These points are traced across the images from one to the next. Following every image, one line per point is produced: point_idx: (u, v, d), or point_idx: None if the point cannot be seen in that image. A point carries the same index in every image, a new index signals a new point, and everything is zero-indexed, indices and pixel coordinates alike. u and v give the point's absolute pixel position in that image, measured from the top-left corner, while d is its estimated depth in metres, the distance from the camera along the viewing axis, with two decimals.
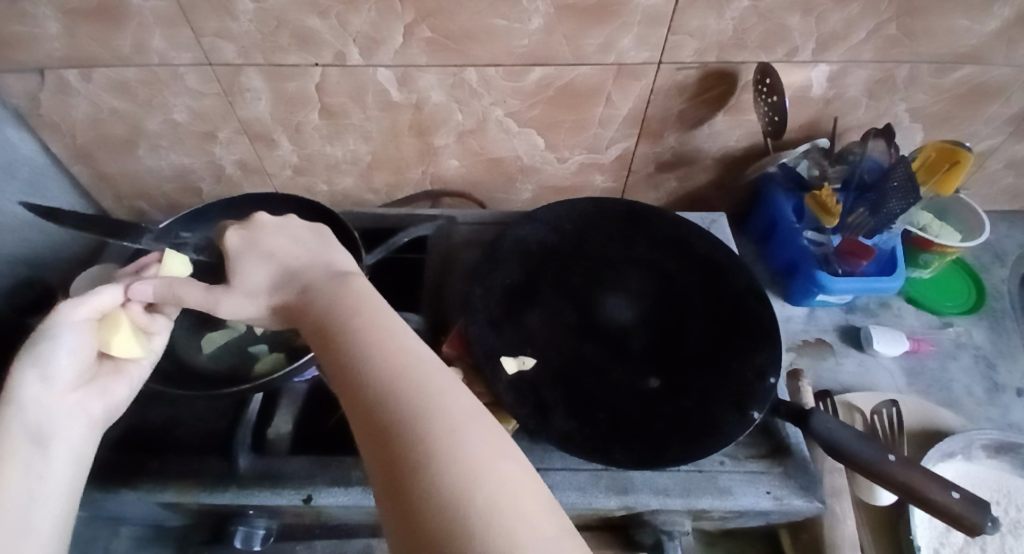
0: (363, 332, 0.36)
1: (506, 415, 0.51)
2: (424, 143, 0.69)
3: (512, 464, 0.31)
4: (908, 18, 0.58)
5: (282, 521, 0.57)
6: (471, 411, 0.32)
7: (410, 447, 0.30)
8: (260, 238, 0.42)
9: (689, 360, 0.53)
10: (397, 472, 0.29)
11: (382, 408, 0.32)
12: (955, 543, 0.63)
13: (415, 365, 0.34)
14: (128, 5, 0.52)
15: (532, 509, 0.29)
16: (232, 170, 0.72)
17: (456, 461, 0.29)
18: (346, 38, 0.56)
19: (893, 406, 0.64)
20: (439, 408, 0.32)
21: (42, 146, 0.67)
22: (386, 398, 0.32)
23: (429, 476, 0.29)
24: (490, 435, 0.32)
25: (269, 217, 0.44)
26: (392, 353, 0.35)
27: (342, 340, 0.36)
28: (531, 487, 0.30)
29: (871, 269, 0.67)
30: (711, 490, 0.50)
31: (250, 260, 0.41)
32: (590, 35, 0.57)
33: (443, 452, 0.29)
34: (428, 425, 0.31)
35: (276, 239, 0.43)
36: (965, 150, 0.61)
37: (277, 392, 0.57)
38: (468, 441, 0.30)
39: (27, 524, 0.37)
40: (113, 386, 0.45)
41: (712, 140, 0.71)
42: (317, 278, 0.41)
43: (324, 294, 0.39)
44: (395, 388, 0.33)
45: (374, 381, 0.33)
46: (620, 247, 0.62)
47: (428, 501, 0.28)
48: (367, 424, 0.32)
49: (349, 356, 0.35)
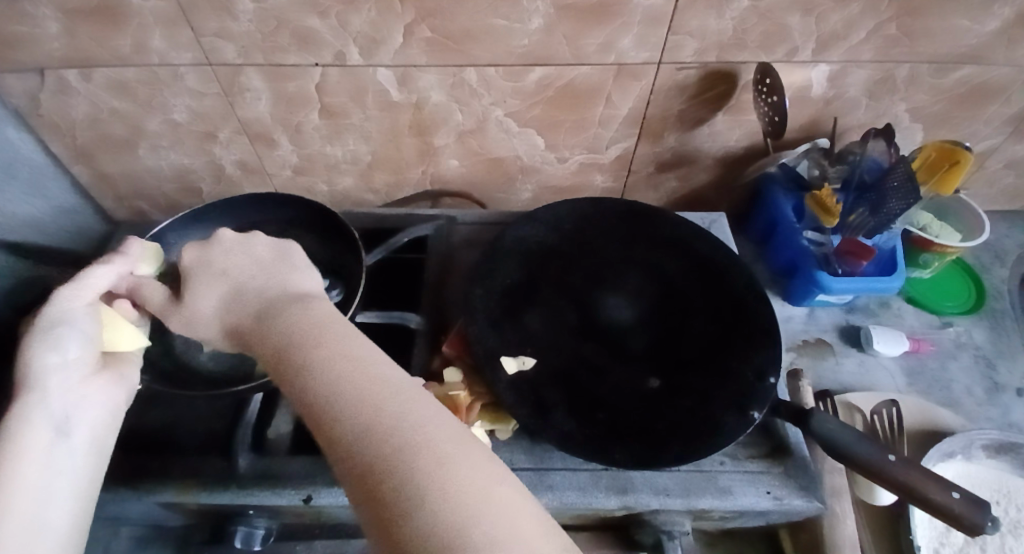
0: (336, 362, 0.36)
1: (506, 416, 0.52)
2: (424, 143, 0.69)
3: (505, 488, 0.31)
4: (908, 18, 0.58)
5: (281, 520, 0.57)
6: (458, 438, 0.32)
7: (399, 481, 0.29)
8: (214, 258, 0.44)
9: (689, 360, 0.53)
10: (388, 506, 0.29)
11: (364, 442, 0.31)
12: (956, 543, 0.63)
13: (394, 394, 0.34)
14: (128, 5, 0.52)
15: (529, 534, 0.29)
16: (232, 170, 0.72)
17: (449, 491, 0.29)
18: (347, 38, 0.56)
19: (893, 405, 0.64)
20: (425, 437, 0.32)
21: (42, 146, 0.67)
22: (367, 431, 0.32)
23: (423, 507, 0.28)
24: (480, 461, 0.32)
25: (232, 235, 0.46)
26: (367, 382, 0.34)
27: (312, 371, 0.35)
28: (525, 508, 0.30)
29: (871, 270, 0.67)
30: (711, 490, 0.50)
31: (204, 279, 0.43)
32: (590, 35, 0.57)
33: (436, 483, 0.29)
34: (416, 456, 0.30)
35: (235, 259, 0.44)
36: (965, 150, 0.61)
37: (277, 392, 0.56)
38: (460, 470, 0.30)
39: (46, 519, 0.36)
40: (126, 372, 0.44)
41: (711, 141, 0.71)
42: (265, 303, 0.41)
43: (286, 316, 0.39)
44: (377, 419, 0.32)
45: (352, 413, 0.33)
46: (619, 248, 0.62)
47: (425, 535, 0.27)
48: (349, 460, 0.31)
49: (321, 388, 0.34)
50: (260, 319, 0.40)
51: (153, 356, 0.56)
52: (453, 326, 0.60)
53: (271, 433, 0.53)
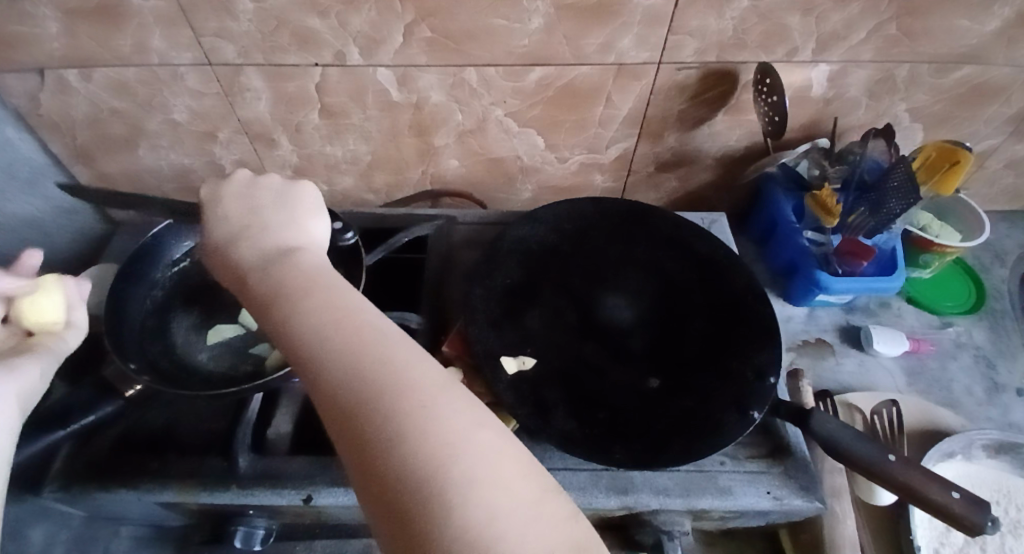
0: (319, 309, 0.35)
1: (506, 415, 0.52)
2: (424, 143, 0.69)
3: (491, 432, 0.31)
4: (908, 18, 0.58)
5: (282, 520, 0.57)
6: (441, 384, 0.32)
7: (380, 428, 0.29)
8: (221, 198, 0.47)
9: (689, 360, 0.53)
10: (369, 451, 0.29)
11: (347, 387, 0.31)
12: (955, 543, 0.63)
13: (377, 340, 0.33)
14: (128, 5, 0.52)
15: (515, 479, 0.29)
16: (232, 170, 0.72)
17: (430, 437, 0.29)
18: (347, 38, 0.56)
19: (893, 405, 0.64)
20: (408, 382, 0.31)
21: (42, 146, 0.67)
22: (350, 376, 0.31)
23: (405, 453, 0.28)
24: (466, 406, 0.31)
25: (239, 191, 0.47)
26: (351, 329, 0.34)
27: (296, 318, 0.35)
28: (513, 453, 0.30)
29: (871, 270, 0.67)
30: (711, 490, 0.50)
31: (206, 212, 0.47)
32: (590, 36, 0.57)
33: (418, 428, 0.29)
34: (399, 403, 0.30)
35: (236, 199, 0.46)
36: (965, 150, 0.61)
37: (277, 392, 0.56)
38: (442, 417, 0.30)
39: None
40: (21, 363, 0.37)
41: (712, 141, 0.72)
42: (259, 247, 0.42)
43: (275, 266, 0.39)
44: (359, 364, 0.32)
45: (333, 359, 0.32)
46: (618, 247, 0.62)
47: (407, 481, 0.28)
48: (331, 406, 0.31)
49: (304, 336, 0.34)
50: (248, 256, 0.42)
51: (154, 355, 0.55)
52: (453, 325, 0.60)
53: (271, 432, 0.53)
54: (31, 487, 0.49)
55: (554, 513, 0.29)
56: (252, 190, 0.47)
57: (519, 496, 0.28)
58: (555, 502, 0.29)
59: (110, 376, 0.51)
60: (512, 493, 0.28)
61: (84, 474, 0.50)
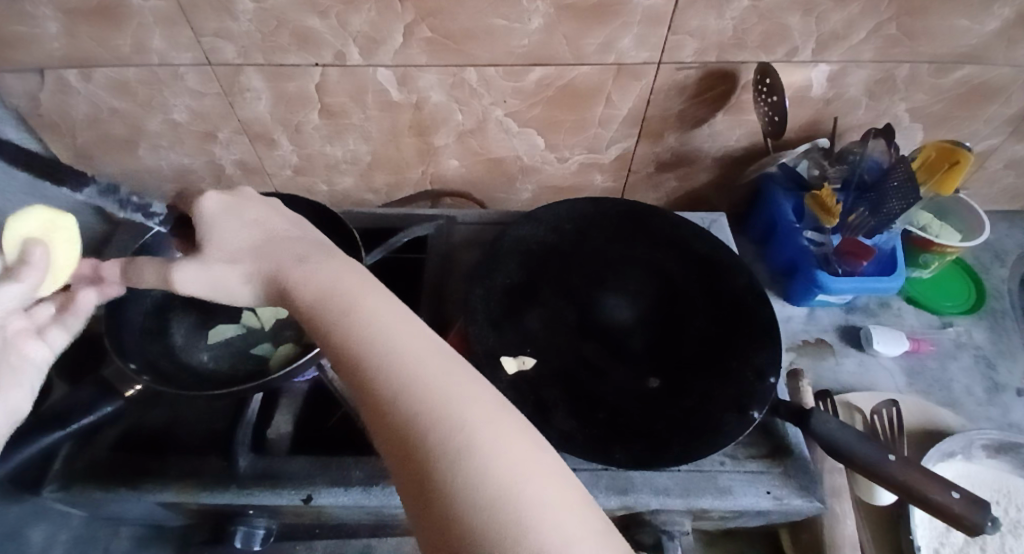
0: (371, 320, 0.35)
1: None
2: (424, 143, 0.69)
3: (544, 453, 0.31)
4: (908, 18, 0.58)
5: (281, 520, 0.57)
6: (495, 405, 0.32)
7: (439, 444, 0.29)
8: (244, 207, 0.41)
9: (689, 360, 0.53)
10: (426, 467, 0.29)
11: (406, 400, 0.31)
12: (955, 543, 0.63)
13: (432, 354, 0.34)
14: (128, 5, 0.52)
15: (570, 505, 0.29)
16: (232, 170, 0.72)
17: (489, 458, 0.29)
18: (347, 38, 0.56)
19: (893, 405, 0.63)
20: (465, 402, 0.31)
21: (43, 146, 0.67)
22: (405, 391, 0.31)
23: (464, 472, 0.28)
24: (521, 429, 0.32)
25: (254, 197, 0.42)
26: (405, 342, 0.34)
27: (347, 328, 0.35)
28: (567, 482, 0.30)
29: (871, 270, 0.67)
30: (711, 490, 0.50)
31: (227, 225, 0.40)
32: (590, 36, 0.57)
33: (478, 447, 0.29)
34: (458, 421, 0.30)
35: (261, 208, 0.42)
36: (965, 150, 0.61)
37: (277, 393, 0.57)
38: (500, 439, 0.30)
39: None
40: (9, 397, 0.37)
41: (712, 141, 0.71)
42: (305, 253, 0.40)
43: (321, 269, 0.38)
44: (416, 377, 0.32)
45: (388, 370, 0.33)
46: (620, 248, 0.62)
47: (467, 502, 0.27)
48: (385, 420, 0.31)
49: (357, 346, 0.34)
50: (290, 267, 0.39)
51: (154, 355, 0.55)
52: (453, 325, 0.60)
53: (271, 433, 0.53)
54: (31, 487, 0.49)
55: (610, 544, 0.28)
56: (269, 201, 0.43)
57: (577, 523, 0.28)
58: (609, 531, 0.29)
59: (110, 375, 0.51)
60: (569, 519, 0.28)
61: (84, 475, 0.49)
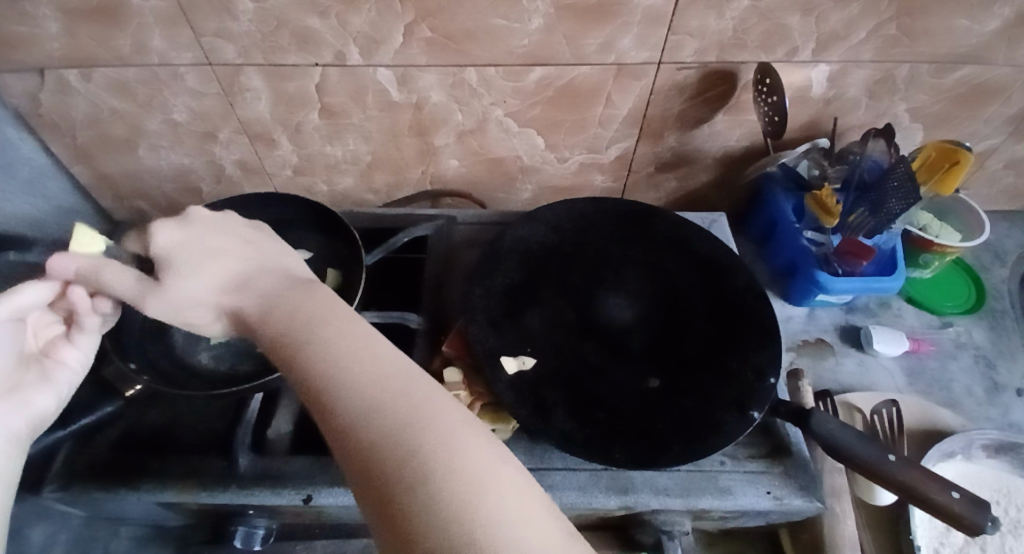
0: (336, 344, 0.35)
1: (506, 415, 0.52)
2: (424, 143, 0.69)
3: (509, 466, 0.31)
4: (907, 18, 0.58)
5: (282, 520, 0.57)
6: (459, 419, 0.32)
7: (401, 463, 0.29)
8: (198, 234, 0.41)
9: (690, 360, 0.53)
10: (389, 486, 0.29)
11: (368, 421, 0.31)
12: (955, 543, 0.64)
13: (395, 373, 0.34)
14: (128, 5, 0.52)
15: (535, 519, 0.29)
16: (232, 170, 0.72)
17: (449, 474, 0.29)
18: (347, 38, 0.56)
19: (893, 405, 0.63)
20: (427, 418, 0.31)
21: (42, 146, 0.67)
22: (367, 411, 0.31)
23: (424, 490, 0.28)
24: (485, 442, 0.31)
25: (206, 226, 0.42)
26: (369, 362, 0.34)
27: (313, 351, 0.35)
28: (532, 494, 0.30)
29: (871, 270, 0.67)
30: (711, 490, 0.50)
31: (186, 253, 0.40)
32: (590, 35, 0.57)
33: (439, 462, 0.29)
34: (420, 437, 0.30)
35: (216, 236, 0.42)
36: (965, 150, 0.61)
37: (277, 393, 0.56)
38: (463, 452, 0.30)
39: None
40: (36, 397, 0.40)
41: (711, 141, 0.71)
42: (266, 282, 0.40)
43: (286, 299, 0.39)
44: (378, 398, 0.32)
45: (352, 392, 0.32)
46: (619, 248, 0.62)
47: (426, 518, 0.27)
48: (349, 442, 0.31)
49: (322, 368, 0.34)
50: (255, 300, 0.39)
51: (154, 356, 0.55)
52: (452, 325, 0.60)
53: (271, 433, 0.53)
54: (31, 487, 0.49)
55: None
56: (222, 224, 0.43)
57: (540, 536, 0.28)
58: (575, 544, 0.29)
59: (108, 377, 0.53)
60: (533, 532, 0.28)
61: (84, 475, 0.49)
